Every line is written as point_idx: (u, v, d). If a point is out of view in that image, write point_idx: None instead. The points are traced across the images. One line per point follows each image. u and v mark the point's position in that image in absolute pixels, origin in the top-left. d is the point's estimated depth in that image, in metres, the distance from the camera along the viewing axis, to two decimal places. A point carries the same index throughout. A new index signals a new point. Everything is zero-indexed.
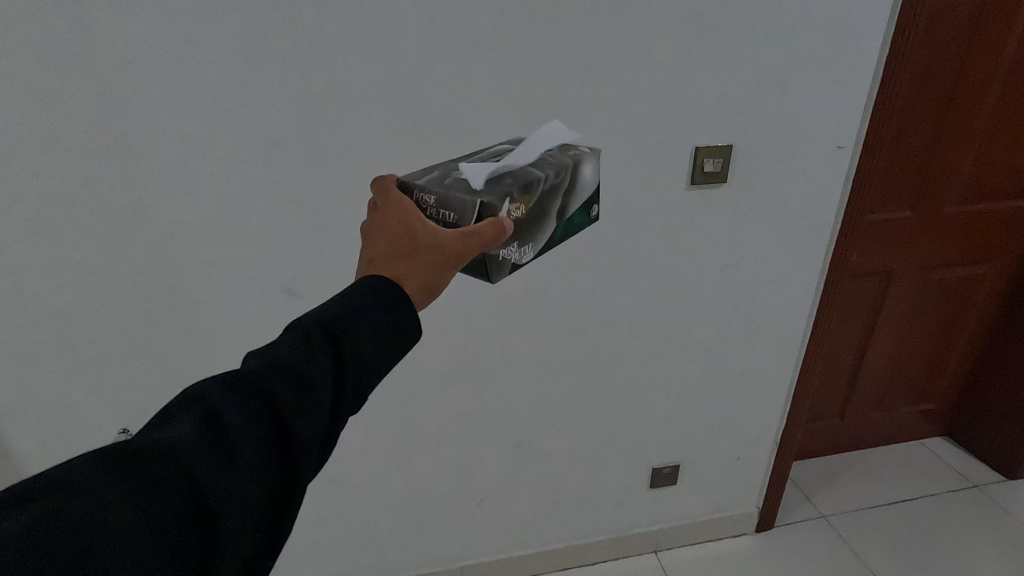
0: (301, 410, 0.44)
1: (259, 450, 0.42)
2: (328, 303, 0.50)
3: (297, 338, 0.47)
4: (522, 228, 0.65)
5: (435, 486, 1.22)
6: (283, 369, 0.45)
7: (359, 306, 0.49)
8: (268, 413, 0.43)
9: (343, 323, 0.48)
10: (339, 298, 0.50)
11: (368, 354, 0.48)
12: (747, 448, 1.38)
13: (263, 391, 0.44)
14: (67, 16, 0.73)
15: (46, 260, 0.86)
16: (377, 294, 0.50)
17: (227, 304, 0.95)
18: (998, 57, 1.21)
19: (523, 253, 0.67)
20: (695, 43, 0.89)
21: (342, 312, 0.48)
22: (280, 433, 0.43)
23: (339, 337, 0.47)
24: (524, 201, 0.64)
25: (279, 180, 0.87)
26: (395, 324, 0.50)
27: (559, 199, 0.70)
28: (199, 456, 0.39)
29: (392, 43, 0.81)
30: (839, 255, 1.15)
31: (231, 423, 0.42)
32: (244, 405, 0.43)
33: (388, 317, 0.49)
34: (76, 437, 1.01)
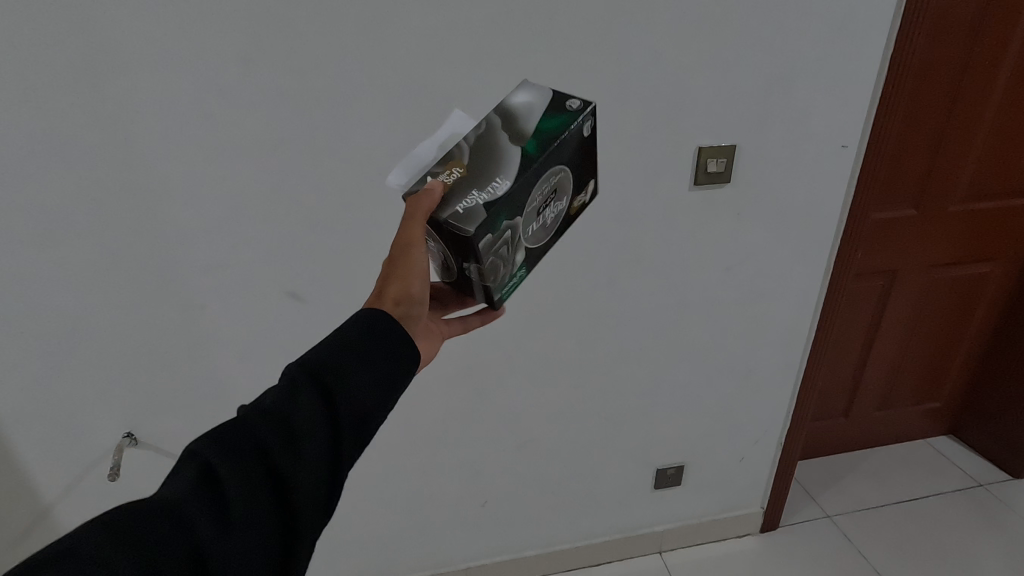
0: (295, 452, 0.48)
1: (258, 495, 0.46)
2: (324, 349, 0.53)
3: (287, 381, 0.51)
4: (468, 175, 0.59)
5: (439, 488, 1.22)
6: (274, 416, 0.49)
7: (345, 345, 0.53)
8: (264, 458, 0.48)
9: (327, 363, 0.52)
10: (335, 344, 0.53)
11: (358, 386, 0.51)
12: (752, 448, 1.37)
13: (258, 438, 0.48)
14: (65, 22, 0.72)
15: (48, 266, 0.86)
16: (371, 339, 0.54)
17: (229, 308, 0.95)
18: (1003, 54, 1.19)
19: (494, 191, 0.57)
20: (697, 43, 0.88)
21: (328, 354, 0.52)
22: (278, 476, 0.48)
23: (326, 376, 0.51)
24: (454, 164, 0.62)
25: (280, 184, 0.87)
26: (383, 358, 0.53)
27: (505, 129, 0.62)
28: (200, 508, 0.44)
29: (392, 46, 0.81)
30: (844, 254, 1.15)
31: (227, 474, 0.46)
32: (240, 453, 0.47)
33: (373, 353, 0.53)
34: (80, 441, 1.01)
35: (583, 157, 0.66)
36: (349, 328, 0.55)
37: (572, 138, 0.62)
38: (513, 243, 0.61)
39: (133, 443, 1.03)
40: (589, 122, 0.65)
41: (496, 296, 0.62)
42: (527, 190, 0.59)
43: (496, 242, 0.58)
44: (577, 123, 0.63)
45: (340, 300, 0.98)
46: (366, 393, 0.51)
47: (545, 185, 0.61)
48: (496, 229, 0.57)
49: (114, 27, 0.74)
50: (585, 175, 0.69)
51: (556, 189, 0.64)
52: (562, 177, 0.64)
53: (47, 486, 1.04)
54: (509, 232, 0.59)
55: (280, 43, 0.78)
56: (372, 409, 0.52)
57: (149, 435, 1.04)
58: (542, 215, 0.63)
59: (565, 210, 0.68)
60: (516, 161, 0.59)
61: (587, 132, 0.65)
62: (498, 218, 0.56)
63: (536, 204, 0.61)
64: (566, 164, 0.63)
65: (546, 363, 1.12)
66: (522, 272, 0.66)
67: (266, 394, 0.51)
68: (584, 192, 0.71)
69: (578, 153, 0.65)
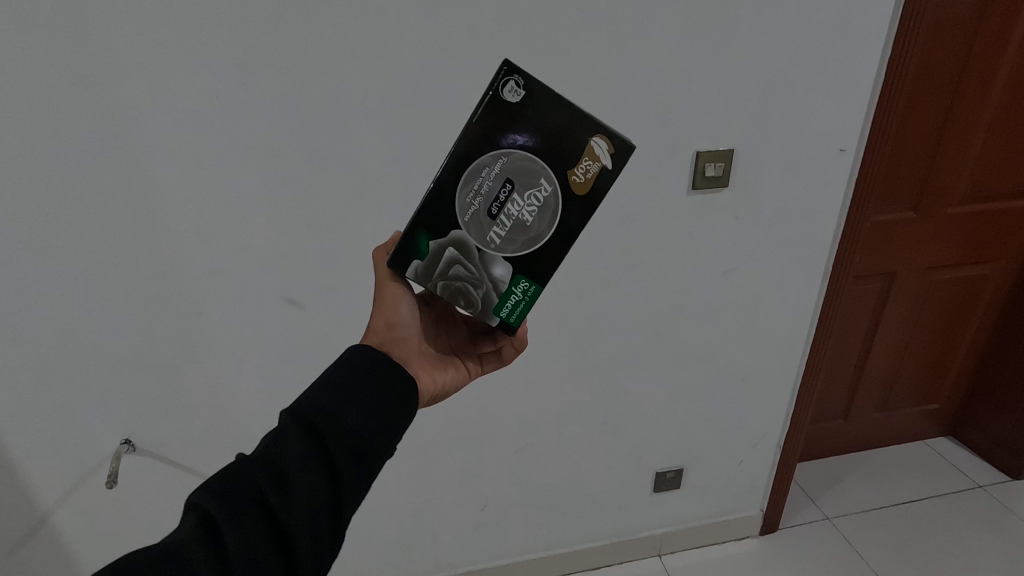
0: (290, 491, 0.49)
1: (254, 536, 0.46)
2: (313, 390, 0.54)
3: (279, 424, 0.52)
4: None
5: (438, 492, 1.22)
6: (269, 457, 0.50)
7: (335, 382, 0.54)
8: (259, 500, 0.48)
9: (318, 401, 0.53)
10: (324, 385, 0.54)
11: (350, 421, 0.52)
12: (751, 451, 1.37)
13: (253, 480, 0.49)
14: (61, 30, 0.72)
15: (46, 274, 0.86)
16: (362, 378, 0.55)
17: (227, 315, 0.95)
18: (1001, 55, 1.19)
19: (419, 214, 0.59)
20: (695, 48, 0.88)
21: (318, 396, 0.53)
22: (274, 516, 0.48)
23: (316, 415, 0.52)
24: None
25: (278, 190, 0.87)
26: (374, 394, 0.54)
27: None
28: (198, 553, 0.45)
29: (390, 54, 0.81)
30: (842, 258, 1.14)
31: (220, 517, 0.46)
32: (234, 495, 0.48)
33: (362, 388, 0.54)
34: (78, 448, 1.01)
35: (538, 124, 0.54)
36: (336, 365, 0.56)
37: (489, 114, 0.53)
38: (470, 260, 0.57)
39: (131, 450, 1.03)
40: (516, 82, 0.52)
41: (492, 320, 0.59)
42: (446, 201, 0.55)
43: (437, 266, 0.57)
44: (489, 95, 0.53)
45: (338, 306, 0.98)
46: (360, 430, 0.52)
47: (476, 184, 0.55)
48: (424, 252, 0.57)
49: (108, 30, 0.73)
50: (573, 140, 0.54)
51: (512, 178, 0.55)
52: (510, 163, 0.54)
53: (44, 493, 1.03)
54: (448, 250, 0.57)
55: (278, 47, 0.78)
56: (366, 442, 0.52)
57: (147, 441, 1.03)
58: (502, 214, 0.56)
59: (560, 193, 0.55)
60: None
61: (517, 95, 0.53)
62: (421, 243, 0.57)
63: (480, 207, 0.55)
64: (504, 149, 0.54)
65: (545, 368, 1.12)
66: (527, 286, 0.58)
67: (262, 438, 0.52)
68: (597, 157, 0.55)
69: (525, 125, 0.54)
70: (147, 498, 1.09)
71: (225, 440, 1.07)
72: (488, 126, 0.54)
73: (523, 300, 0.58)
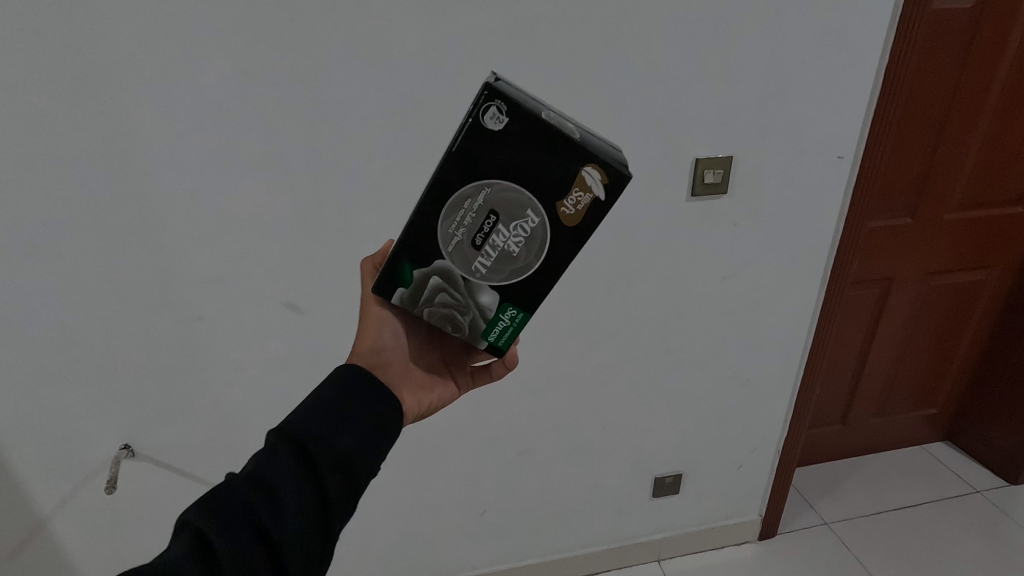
0: (282, 509, 0.49)
1: (248, 553, 0.47)
2: (304, 410, 0.55)
3: (267, 445, 0.53)
4: None
5: (437, 498, 1.22)
6: (260, 476, 0.51)
7: (326, 403, 0.55)
8: (251, 518, 0.48)
9: (306, 423, 0.53)
10: (316, 404, 0.55)
11: (339, 442, 0.53)
12: (749, 456, 1.38)
13: (245, 499, 0.49)
14: (65, 37, 0.73)
15: (47, 278, 0.86)
16: (355, 398, 0.56)
17: (228, 320, 0.95)
18: (996, 64, 1.20)
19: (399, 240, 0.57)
20: (694, 56, 0.89)
21: (310, 416, 0.54)
22: (266, 534, 0.48)
23: (304, 435, 0.53)
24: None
25: (279, 196, 0.87)
26: (362, 415, 0.55)
27: None
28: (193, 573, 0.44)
29: (392, 60, 0.81)
30: (840, 264, 1.15)
31: (214, 536, 0.46)
32: (227, 514, 0.48)
33: (350, 409, 0.55)
34: (77, 453, 1.01)
35: (524, 154, 0.50)
36: (323, 388, 0.57)
37: (469, 143, 0.50)
38: (456, 289, 0.56)
39: (130, 455, 1.02)
40: (498, 109, 0.49)
41: (480, 343, 0.59)
42: (429, 233, 0.54)
43: (422, 294, 0.57)
44: (468, 121, 0.49)
45: (338, 312, 0.98)
46: (352, 450, 0.53)
47: (459, 216, 0.53)
48: (408, 281, 0.57)
49: (111, 37, 0.74)
50: (562, 171, 0.51)
51: (496, 209, 0.52)
52: (495, 194, 0.52)
53: (43, 498, 1.03)
54: (432, 279, 0.56)
55: (281, 54, 0.78)
56: (357, 462, 0.53)
57: (147, 447, 1.03)
58: (487, 245, 0.54)
59: (548, 224, 0.53)
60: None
61: (500, 122, 0.49)
62: (404, 272, 0.56)
63: (463, 238, 0.54)
64: (488, 178, 0.51)
65: (545, 374, 1.12)
66: (514, 314, 0.57)
67: (252, 459, 0.52)
68: (588, 188, 0.52)
69: (509, 154, 0.50)
70: (146, 503, 1.09)
71: (225, 445, 1.07)
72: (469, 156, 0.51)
73: (511, 326, 0.58)
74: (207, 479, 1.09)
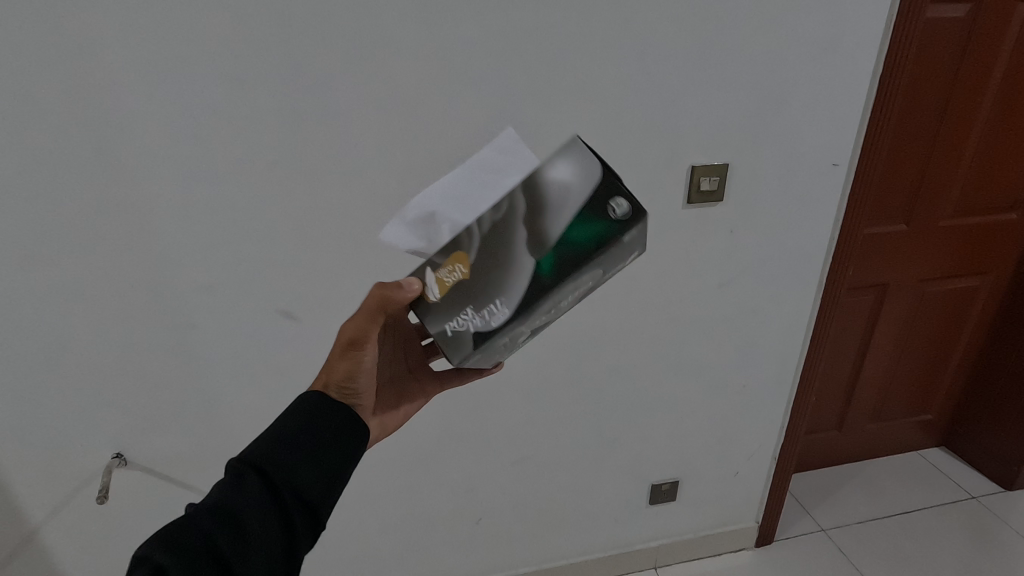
0: (246, 540, 0.51)
1: None
2: (270, 440, 0.56)
3: (233, 473, 0.54)
4: (468, 287, 0.54)
5: (434, 505, 1.21)
6: (224, 506, 0.52)
7: (294, 433, 0.56)
8: (212, 552, 0.50)
9: (272, 454, 0.55)
10: (283, 434, 0.56)
11: (303, 474, 0.55)
12: (746, 463, 1.37)
13: (206, 533, 0.50)
14: (59, 44, 0.72)
15: (39, 286, 0.85)
16: (324, 428, 0.57)
17: (222, 327, 0.94)
18: (989, 73, 1.21)
19: (493, 317, 0.53)
20: (690, 63, 0.89)
21: (276, 446, 0.55)
22: (227, 568, 0.50)
23: (270, 466, 0.54)
24: (460, 260, 0.53)
25: (273, 203, 0.87)
26: (327, 446, 0.57)
27: (527, 228, 0.53)
28: None
29: (387, 68, 0.81)
30: (836, 270, 1.15)
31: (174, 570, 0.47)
32: (187, 548, 0.49)
33: (316, 440, 0.56)
34: (68, 462, 0.99)
35: (628, 253, 0.55)
36: (289, 417, 0.58)
37: (601, 248, 0.53)
38: (521, 342, 0.57)
39: (123, 464, 1.01)
40: (634, 227, 0.53)
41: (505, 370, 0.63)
42: (530, 310, 0.54)
43: (493, 353, 0.56)
44: (610, 235, 0.53)
45: (333, 319, 0.97)
46: (316, 482, 0.55)
47: (561, 296, 0.54)
48: (492, 350, 0.55)
49: (105, 42, 0.73)
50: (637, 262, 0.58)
51: (587, 287, 0.56)
52: (595, 283, 0.56)
53: (34, 507, 1.02)
54: (509, 343, 0.56)
55: (277, 59, 0.78)
56: (320, 494, 0.55)
57: (139, 455, 1.02)
58: (563, 312, 0.57)
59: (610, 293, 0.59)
60: (527, 282, 0.53)
61: (630, 235, 0.53)
62: (491, 345, 0.54)
63: (551, 309, 0.55)
64: (598, 271, 0.54)
65: (541, 381, 1.12)
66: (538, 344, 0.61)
67: (216, 488, 0.54)
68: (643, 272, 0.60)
69: (619, 255, 0.55)
70: (139, 512, 1.07)
71: (219, 454, 1.06)
72: (594, 255, 0.53)
73: None
74: (200, 488, 1.08)
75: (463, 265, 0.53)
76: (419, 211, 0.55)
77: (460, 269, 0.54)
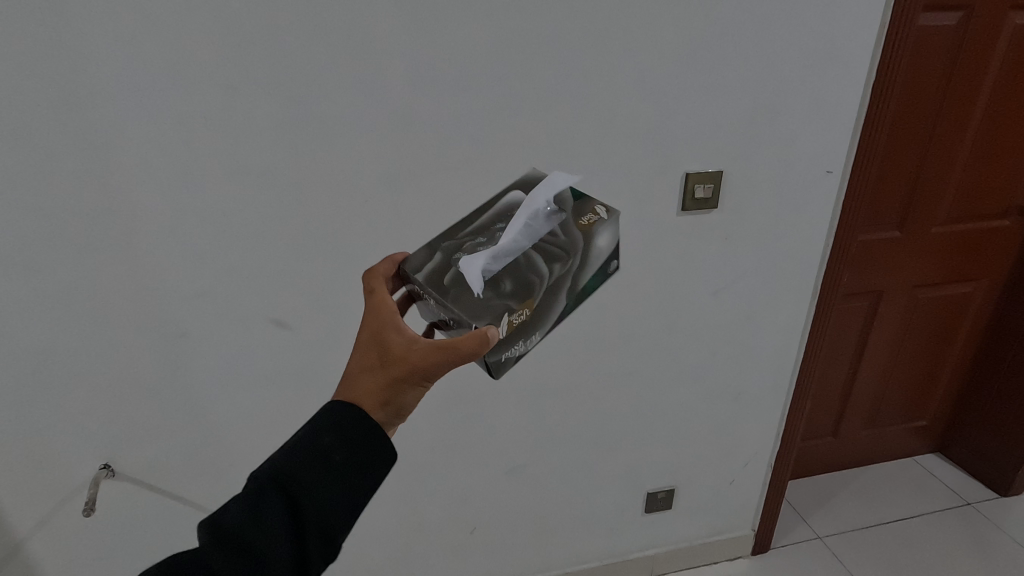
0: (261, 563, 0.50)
1: None
2: (291, 458, 0.53)
3: (253, 487, 0.52)
4: (526, 326, 0.62)
5: (427, 515, 1.20)
6: (241, 526, 0.51)
7: (316, 455, 0.53)
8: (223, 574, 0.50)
9: (299, 473, 0.52)
10: (304, 454, 0.53)
11: (328, 503, 0.52)
12: (742, 471, 1.37)
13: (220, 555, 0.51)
14: (44, 48, 0.71)
15: (24, 295, 0.84)
16: (348, 455, 0.53)
17: (212, 336, 0.93)
18: (981, 80, 1.22)
19: (529, 345, 0.65)
20: (684, 70, 0.89)
21: (295, 469, 0.52)
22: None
23: (294, 487, 0.52)
24: (528, 304, 0.61)
25: (264, 211, 0.86)
26: (348, 474, 0.53)
27: (575, 283, 0.65)
28: None
29: (380, 74, 0.81)
30: (830, 277, 1.15)
31: None
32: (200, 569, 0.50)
33: (348, 465, 0.53)
34: (54, 474, 0.98)
35: None
36: (321, 431, 0.54)
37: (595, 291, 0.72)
38: None
39: (110, 474, 1.00)
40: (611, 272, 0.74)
41: None
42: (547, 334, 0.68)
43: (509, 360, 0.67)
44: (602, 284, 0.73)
45: (325, 327, 0.97)
46: (333, 512, 0.52)
47: None
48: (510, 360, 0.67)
49: (95, 47, 0.72)
50: None
51: None
52: None
53: (19, 519, 1.00)
54: None
55: (268, 64, 0.77)
56: (338, 524, 0.52)
57: (127, 466, 1.01)
58: None
59: None
60: (557, 319, 0.67)
61: None
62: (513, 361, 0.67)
63: None
64: None
65: (535, 389, 1.11)
66: None
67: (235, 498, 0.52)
68: None
69: None
70: (126, 524, 1.06)
71: (210, 464, 1.04)
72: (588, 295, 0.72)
73: None
74: (189, 499, 1.06)
75: (529, 308, 0.61)
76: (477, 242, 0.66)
77: (526, 312, 0.61)
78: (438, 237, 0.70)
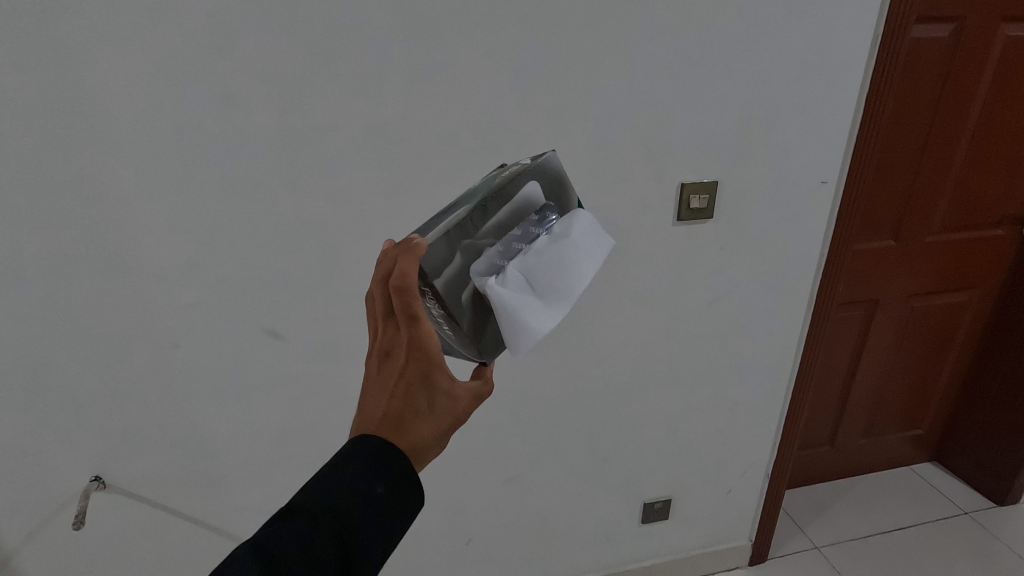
0: None
1: None
2: (336, 494, 0.48)
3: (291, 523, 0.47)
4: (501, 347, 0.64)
5: (423, 526, 1.19)
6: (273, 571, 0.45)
7: (362, 496, 0.48)
8: None
9: (350, 522, 0.47)
10: (350, 493, 0.48)
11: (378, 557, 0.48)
12: (739, 480, 1.36)
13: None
14: (39, 58, 0.71)
15: (15, 306, 0.83)
16: (394, 499, 0.49)
17: (206, 345, 0.92)
18: (974, 91, 1.23)
19: None
20: (678, 82, 0.90)
21: (340, 508, 0.47)
22: None
23: (336, 528, 0.47)
24: None
25: (258, 220, 0.85)
26: (392, 522, 0.49)
27: None
28: None
29: (375, 85, 0.81)
30: (826, 287, 1.15)
31: None
32: None
33: (399, 517, 0.49)
34: (44, 485, 0.96)
35: None
36: (373, 477, 0.49)
37: None
38: None
39: (102, 486, 0.98)
40: None
41: None
42: None
43: None
44: None
45: (321, 336, 0.96)
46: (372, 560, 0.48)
47: None
48: None
49: (91, 58, 0.72)
50: None
51: None
52: None
53: (8, 531, 0.98)
54: None
55: (261, 74, 0.77)
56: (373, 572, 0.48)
57: (119, 478, 0.99)
58: None
59: None
60: None
61: None
62: None
63: None
64: None
65: (532, 398, 1.11)
66: None
67: (281, 543, 0.46)
68: None
69: None
70: (118, 536, 1.04)
71: (203, 475, 1.03)
72: None
73: None
74: (182, 511, 1.05)
75: None
76: (515, 284, 0.55)
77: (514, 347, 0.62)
78: (455, 227, 0.56)
